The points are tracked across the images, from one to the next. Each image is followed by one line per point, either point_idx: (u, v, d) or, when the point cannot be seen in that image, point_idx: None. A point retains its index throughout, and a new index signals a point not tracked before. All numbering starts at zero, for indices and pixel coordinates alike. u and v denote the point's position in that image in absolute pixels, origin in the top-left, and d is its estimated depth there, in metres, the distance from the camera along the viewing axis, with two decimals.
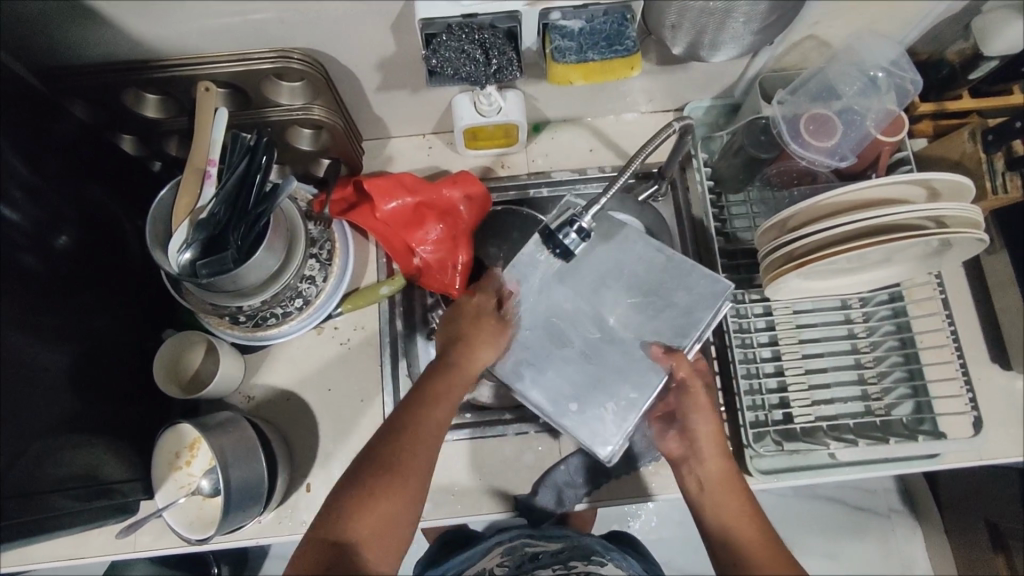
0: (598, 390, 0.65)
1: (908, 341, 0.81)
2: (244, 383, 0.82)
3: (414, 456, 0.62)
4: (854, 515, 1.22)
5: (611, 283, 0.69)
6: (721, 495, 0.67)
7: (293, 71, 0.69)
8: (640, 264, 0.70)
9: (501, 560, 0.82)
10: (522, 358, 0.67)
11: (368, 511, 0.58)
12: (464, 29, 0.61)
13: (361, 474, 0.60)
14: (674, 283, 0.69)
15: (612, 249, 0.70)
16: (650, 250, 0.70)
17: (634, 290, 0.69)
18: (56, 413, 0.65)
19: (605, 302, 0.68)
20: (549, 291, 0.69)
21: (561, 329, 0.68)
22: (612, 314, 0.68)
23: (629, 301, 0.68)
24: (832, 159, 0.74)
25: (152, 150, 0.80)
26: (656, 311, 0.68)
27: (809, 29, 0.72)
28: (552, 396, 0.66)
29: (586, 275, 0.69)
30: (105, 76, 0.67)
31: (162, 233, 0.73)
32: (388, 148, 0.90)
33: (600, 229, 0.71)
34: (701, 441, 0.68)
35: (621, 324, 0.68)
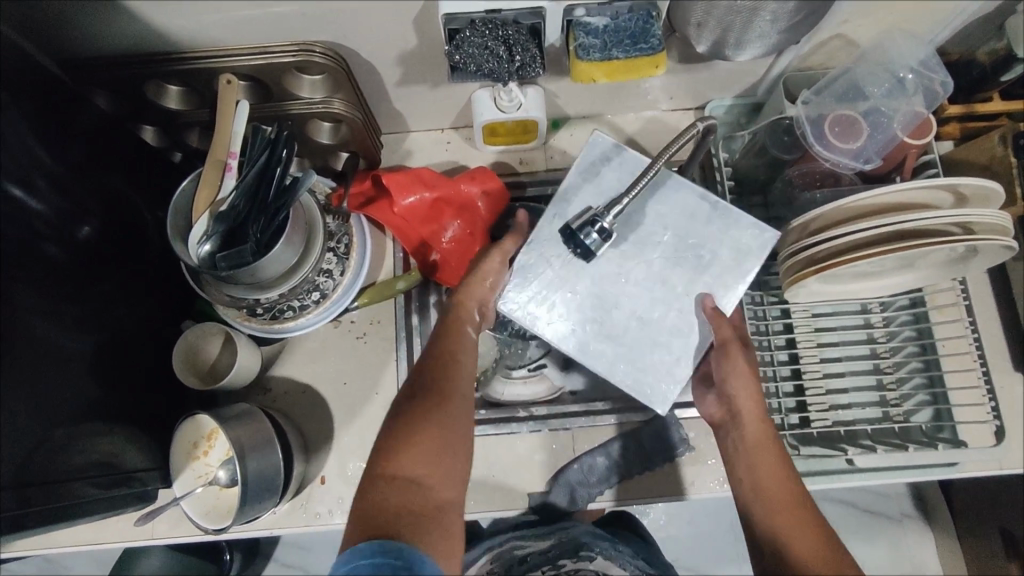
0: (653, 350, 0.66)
1: (929, 348, 0.79)
2: (262, 374, 0.82)
3: (459, 391, 0.64)
4: (864, 518, 1.21)
5: (657, 237, 0.68)
6: (760, 453, 0.64)
7: (315, 65, 0.69)
8: (681, 219, 0.68)
9: (492, 566, 0.83)
10: (569, 323, 0.67)
11: (423, 441, 0.58)
12: (487, 25, 0.61)
13: (403, 410, 0.61)
14: (719, 235, 0.68)
15: (647, 199, 0.69)
16: (689, 198, 0.69)
17: (676, 243, 0.68)
18: (76, 401, 0.66)
19: (648, 260, 0.68)
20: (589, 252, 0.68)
21: (605, 288, 0.67)
22: (655, 272, 0.68)
23: (672, 256, 0.68)
24: (857, 161, 0.73)
25: (173, 141, 0.80)
26: (701, 266, 0.67)
27: (837, 28, 0.71)
28: (603, 360, 0.66)
29: (629, 232, 0.68)
30: (129, 67, 0.67)
31: (182, 225, 0.73)
32: (406, 142, 0.89)
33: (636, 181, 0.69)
34: (743, 399, 0.66)
35: (668, 281, 0.67)
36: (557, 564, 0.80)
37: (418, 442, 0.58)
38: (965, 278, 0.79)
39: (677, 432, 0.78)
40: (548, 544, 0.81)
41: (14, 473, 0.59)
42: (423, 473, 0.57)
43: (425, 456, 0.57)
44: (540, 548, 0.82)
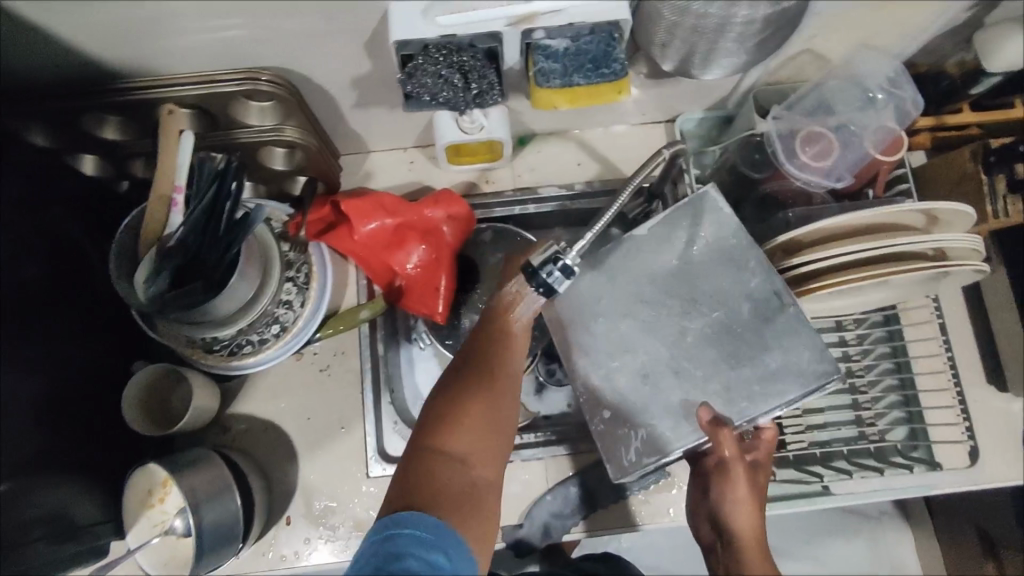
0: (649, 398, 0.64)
1: (904, 366, 0.79)
2: (222, 412, 0.79)
3: (509, 374, 0.60)
4: (844, 521, 1.21)
5: (703, 309, 0.65)
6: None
7: (263, 93, 0.66)
8: (746, 307, 0.64)
9: None
10: (592, 345, 0.66)
11: (476, 418, 0.57)
12: (442, 50, 0.58)
13: (462, 373, 0.59)
14: (773, 339, 0.63)
15: (721, 271, 0.66)
16: (762, 292, 0.64)
17: (727, 332, 0.64)
18: (18, 456, 0.63)
19: (688, 331, 0.65)
20: (640, 283, 0.67)
21: (641, 330, 0.65)
22: (690, 350, 0.64)
23: (714, 338, 0.64)
24: (828, 179, 0.72)
25: (118, 168, 0.74)
26: (740, 358, 0.63)
27: (806, 42, 0.69)
28: (601, 393, 0.64)
29: (681, 284, 0.66)
30: (61, 100, 0.63)
31: (125, 263, 0.68)
32: (367, 163, 0.86)
33: (722, 246, 0.66)
34: (738, 518, 0.61)
35: (698, 354, 0.64)
36: None
37: (475, 418, 0.56)
38: (938, 293, 0.78)
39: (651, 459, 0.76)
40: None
41: None
42: (469, 452, 0.55)
43: (478, 433, 0.56)
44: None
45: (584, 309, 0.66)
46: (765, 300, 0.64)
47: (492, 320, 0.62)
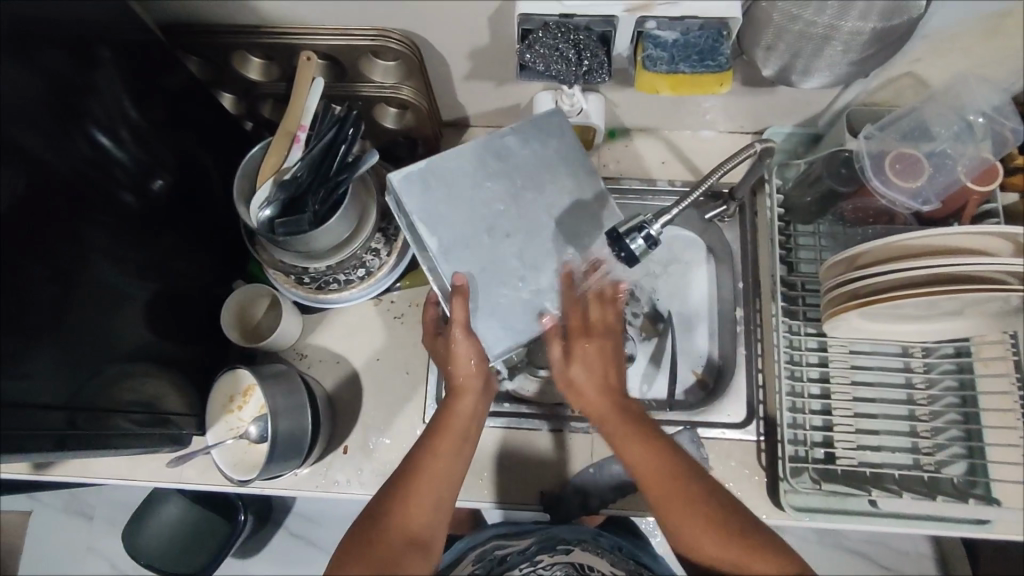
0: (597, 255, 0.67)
1: (970, 400, 0.78)
2: (301, 340, 0.86)
3: (444, 456, 0.65)
4: (879, 572, 1.17)
5: (481, 205, 0.67)
6: (676, 512, 0.62)
7: (390, 51, 0.72)
8: (472, 166, 0.68)
9: (472, 566, 0.79)
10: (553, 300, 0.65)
11: (410, 510, 0.62)
12: (560, 28, 0.63)
13: (400, 471, 0.65)
14: (461, 169, 0.67)
15: (434, 201, 0.66)
16: (435, 181, 0.67)
17: (502, 191, 0.67)
18: (129, 341, 0.71)
19: (510, 213, 0.67)
20: (504, 278, 0.65)
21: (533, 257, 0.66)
22: (512, 202, 0.67)
23: (507, 208, 0.67)
24: (915, 201, 0.73)
25: (247, 109, 0.85)
26: (537, 181, 0.68)
27: (908, 65, 0.71)
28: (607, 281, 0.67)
29: (455, 213, 0.66)
30: (218, 36, 0.72)
31: (247, 188, 0.76)
32: (464, 136, 0.92)
33: (434, 177, 0.67)
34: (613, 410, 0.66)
35: (529, 212, 0.67)
36: (535, 560, 0.78)
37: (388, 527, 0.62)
38: (1016, 333, 0.77)
39: (696, 450, 0.78)
40: (529, 542, 0.80)
41: (67, 396, 0.63)
42: (412, 540, 0.62)
43: (410, 522, 0.62)
44: (521, 548, 0.80)
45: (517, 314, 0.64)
46: (435, 203, 0.66)
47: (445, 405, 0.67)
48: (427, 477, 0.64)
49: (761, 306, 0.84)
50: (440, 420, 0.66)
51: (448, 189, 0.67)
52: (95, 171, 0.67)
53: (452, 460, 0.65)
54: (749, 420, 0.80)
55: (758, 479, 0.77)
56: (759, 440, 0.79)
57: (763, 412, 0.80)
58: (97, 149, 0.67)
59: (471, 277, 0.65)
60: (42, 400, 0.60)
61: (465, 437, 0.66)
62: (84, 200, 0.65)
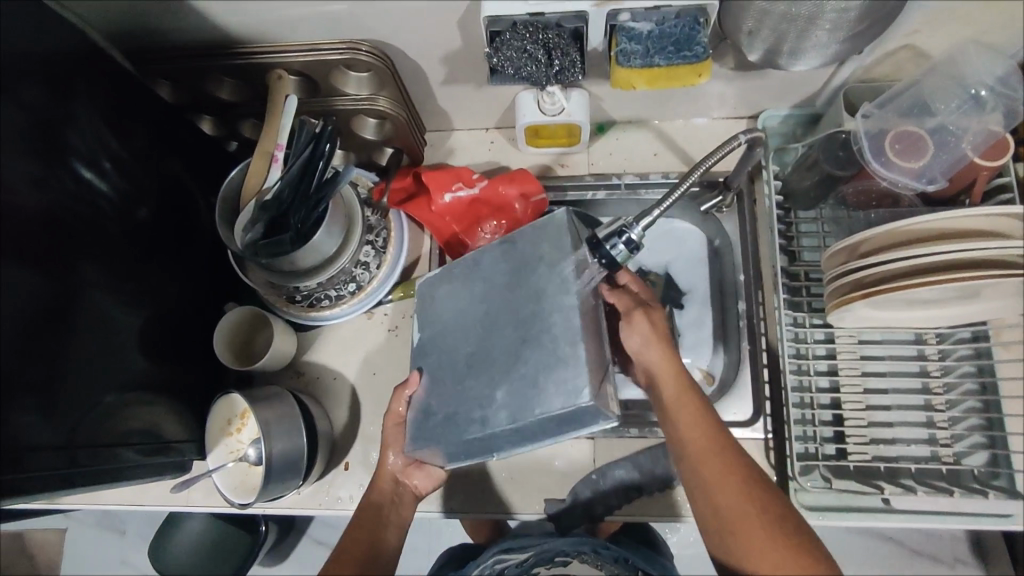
0: (534, 389, 0.55)
1: (989, 387, 0.74)
2: (297, 358, 0.86)
3: (363, 540, 0.65)
4: (911, 559, 1.13)
5: (480, 307, 0.62)
6: (708, 459, 0.61)
7: (361, 63, 0.71)
8: (496, 262, 0.62)
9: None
10: (466, 418, 0.59)
11: None
12: (529, 27, 0.60)
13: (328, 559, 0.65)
14: (479, 267, 0.63)
15: (439, 301, 0.65)
16: (448, 280, 0.65)
17: (489, 301, 0.61)
18: (126, 371, 0.72)
19: (480, 330, 0.61)
20: (453, 388, 0.61)
21: (475, 376, 0.59)
22: (507, 309, 0.60)
23: (499, 323, 0.60)
24: (918, 181, 0.69)
25: (229, 130, 0.85)
26: (522, 297, 0.59)
27: (906, 37, 0.67)
28: (518, 414, 0.56)
29: (449, 314, 0.63)
30: (190, 60, 0.71)
31: (230, 211, 0.76)
32: (450, 140, 0.90)
33: (449, 276, 0.65)
34: (658, 368, 0.65)
35: (497, 328, 0.60)
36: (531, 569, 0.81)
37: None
38: None
39: None
40: (527, 556, 0.78)
41: (67, 433, 0.64)
42: None
43: None
44: (517, 561, 0.79)
45: (440, 430, 0.60)
46: (424, 301, 0.66)
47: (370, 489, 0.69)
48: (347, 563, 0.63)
49: (763, 298, 0.80)
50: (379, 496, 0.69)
51: (450, 293, 0.64)
52: (81, 206, 0.67)
53: (374, 544, 0.65)
54: (756, 417, 0.77)
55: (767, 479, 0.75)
56: (767, 438, 0.77)
57: (770, 409, 0.77)
58: (82, 184, 0.67)
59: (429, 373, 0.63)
60: (41, 440, 0.61)
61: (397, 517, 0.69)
62: (72, 235, 0.66)
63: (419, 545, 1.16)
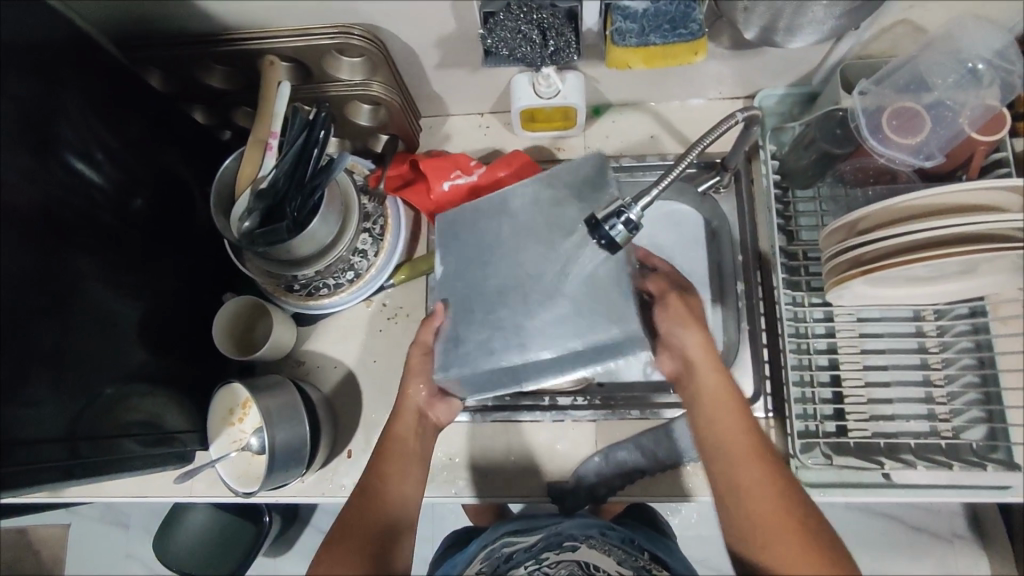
0: (576, 323, 0.57)
1: (988, 362, 0.74)
2: (296, 347, 0.86)
3: (391, 481, 0.68)
4: (909, 535, 1.14)
5: (514, 239, 0.61)
6: (744, 466, 0.62)
7: (354, 47, 0.70)
8: (532, 199, 0.62)
9: (479, 565, 0.74)
10: (501, 345, 0.58)
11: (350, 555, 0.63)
12: (523, 8, 0.59)
13: (355, 498, 0.68)
14: (512, 201, 0.62)
15: (468, 231, 0.63)
16: (482, 211, 0.63)
17: (521, 236, 0.61)
18: (126, 361, 0.72)
19: (517, 263, 0.60)
20: (483, 319, 0.59)
21: (508, 305, 0.59)
22: (548, 245, 0.60)
23: (538, 256, 0.60)
24: (916, 157, 0.69)
25: (223, 119, 0.84)
26: (565, 230, 0.60)
27: (903, 12, 0.66)
28: (565, 339, 0.57)
29: (479, 245, 0.62)
30: (182, 49, 0.71)
31: (226, 200, 0.75)
32: (445, 126, 0.89)
33: (483, 207, 0.64)
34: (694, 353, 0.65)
35: (528, 258, 0.60)
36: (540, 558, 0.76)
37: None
38: None
39: None
40: (536, 540, 0.76)
41: (68, 425, 0.64)
42: None
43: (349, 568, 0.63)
44: (528, 545, 0.76)
45: (470, 357, 0.59)
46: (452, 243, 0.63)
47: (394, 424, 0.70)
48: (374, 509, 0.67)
49: (762, 278, 0.80)
50: (385, 457, 0.69)
51: (482, 226, 0.63)
52: (75, 198, 0.66)
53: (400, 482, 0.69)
54: (756, 397, 0.77)
55: None
56: (767, 417, 0.77)
57: (770, 389, 0.78)
58: (75, 176, 0.66)
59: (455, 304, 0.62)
60: (42, 432, 0.61)
61: (405, 480, 0.69)
62: (68, 228, 0.65)
63: (422, 532, 1.17)
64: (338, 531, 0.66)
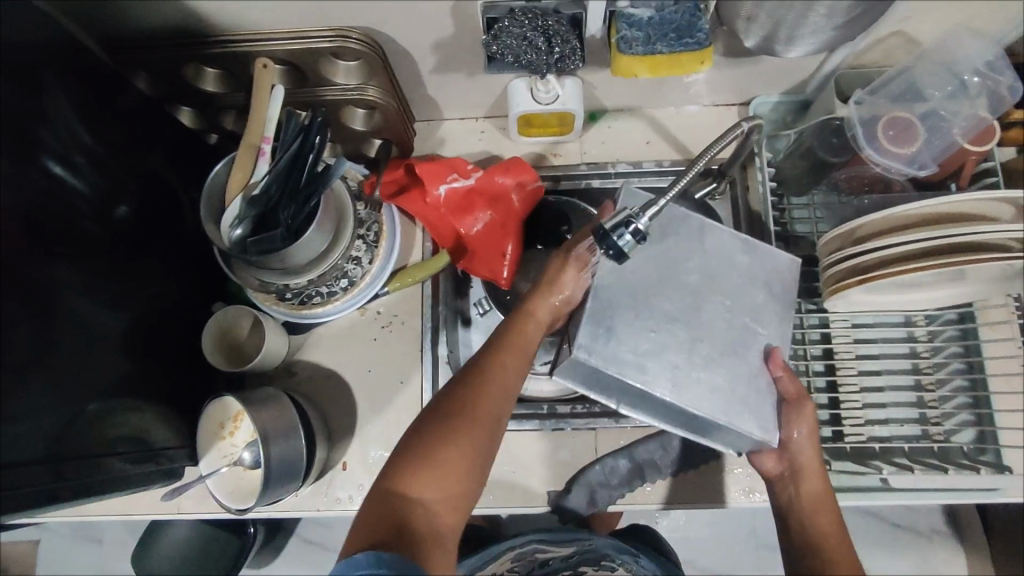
0: (732, 395, 0.61)
1: (976, 366, 0.76)
2: (288, 357, 0.83)
3: (502, 371, 0.62)
4: (890, 532, 1.17)
5: (687, 283, 0.65)
6: (828, 543, 0.63)
7: (350, 51, 0.68)
8: (724, 255, 0.66)
9: (511, 563, 0.86)
10: (655, 370, 0.61)
11: (453, 450, 0.56)
12: (527, 14, 0.59)
13: (458, 383, 0.61)
14: (693, 247, 0.66)
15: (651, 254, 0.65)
16: (671, 238, 0.66)
17: (714, 291, 0.65)
18: (110, 375, 0.69)
19: (690, 301, 0.64)
20: (638, 330, 0.62)
21: (675, 336, 0.62)
22: (720, 307, 0.64)
23: (705, 307, 0.64)
24: (910, 166, 0.70)
25: (210, 122, 0.81)
26: (772, 305, 0.65)
27: (897, 24, 0.67)
28: (709, 404, 0.60)
29: (650, 266, 0.65)
30: (169, 49, 0.68)
31: (216, 207, 0.72)
32: (440, 131, 0.88)
33: (673, 237, 0.66)
34: (810, 465, 0.65)
35: (719, 327, 0.63)
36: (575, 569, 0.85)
37: (421, 480, 0.55)
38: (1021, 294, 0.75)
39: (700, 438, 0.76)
40: (570, 553, 0.81)
41: (49, 445, 0.61)
42: (434, 494, 0.55)
43: (443, 470, 0.56)
44: (561, 555, 0.84)
45: (621, 361, 0.61)
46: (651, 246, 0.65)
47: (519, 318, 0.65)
48: (486, 398, 0.60)
49: None
50: (500, 349, 0.63)
51: (664, 253, 0.65)
52: (53, 205, 0.63)
53: (512, 380, 0.62)
54: None
55: None
56: None
57: None
58: (53, 181, 0.63)
59: (616, 302, 0.63)
60: (23, 453, 0.58)
61: (513, 381, 0.62)
62: (46, 236, 0.62)
63: None
64: (437, 408, 0.59)
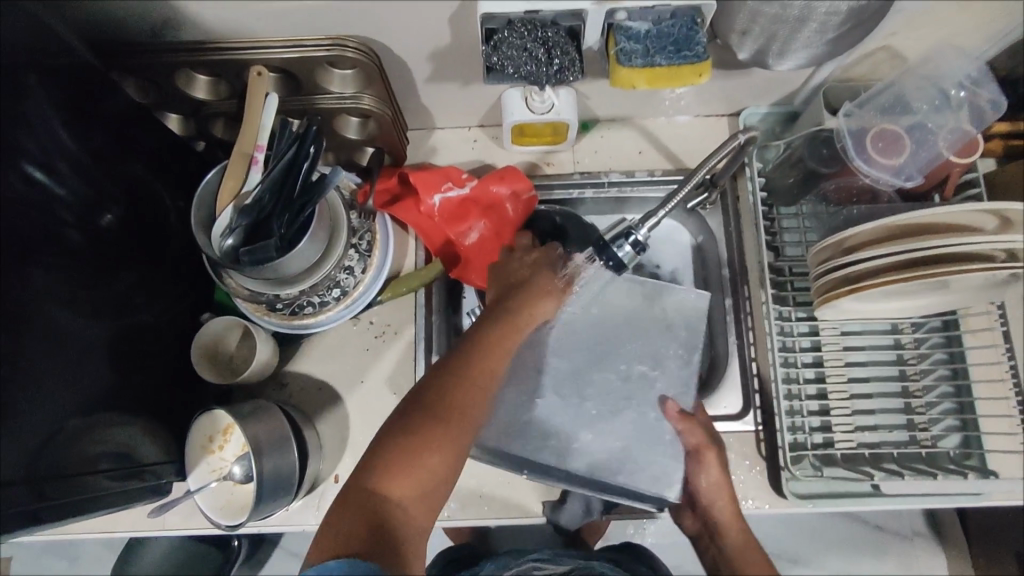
0: (623, 451, 0.73)
1: (961, 373, 0.78)
2: (279, 369, 0.82)
3: (487, 369, 0.62)
4: (873, 533, 1.18)
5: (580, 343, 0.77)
6: None
7: (346, 60, 0.68)
8: (622, 309, 0.78)
9: None
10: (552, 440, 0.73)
11: (433, 449, 0.56)
12: (527, 25, 0.59)
13: (445, 372, 0.60)
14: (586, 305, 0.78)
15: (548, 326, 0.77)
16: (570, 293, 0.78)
17: (613, 343, 0.77)
18: (93, 390, 0.66)
19: (580, 359, 0.77)
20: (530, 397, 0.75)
21: (564, 404, 0.75)
22: (613, 361, 0.77)
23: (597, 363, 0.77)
24: (897, 177, 0.72)
25: (198, 129, 0.80)
26: (662, 343, 0.77)
27: (884, 40, 0.69)
28: (597, 466, 0.72)
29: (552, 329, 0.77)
30: (160, 55, 0.66)
31: (206, 217, 0.71)
32: (432, 139, 0.88)
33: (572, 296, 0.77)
34: (728, 518, 0.68)
35: (616, 377, 0.76)
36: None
37: (394, 482, 0.54)
38: (1002, 303, 0.78)
39: None
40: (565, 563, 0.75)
41: (29, 465, 0.58)
42: (407, 497, 0.54)
43: (422, 470, 0.55)
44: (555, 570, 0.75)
45: (533, 434, 0.73)
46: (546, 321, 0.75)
47: (517, 303, 0.68)
48: (469, 396, 0.60)
49: (750, 294, 0.82)
50: (482, 350, 0.63)
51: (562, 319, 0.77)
52: (33, 213, 0.61)
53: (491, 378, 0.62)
54: (746, 410, 0.79)
55: (758, 468, 0.76)
56: (757, 430, 0.79)
57: (760, 402, 0.79)
58: (34, 188, 0.61)
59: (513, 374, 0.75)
60: (3, 472, 0.56)
61: (489, 386, 0.62)
62: (27, 246, 0.60)
63: None
64: (420, 399, 0.58)
